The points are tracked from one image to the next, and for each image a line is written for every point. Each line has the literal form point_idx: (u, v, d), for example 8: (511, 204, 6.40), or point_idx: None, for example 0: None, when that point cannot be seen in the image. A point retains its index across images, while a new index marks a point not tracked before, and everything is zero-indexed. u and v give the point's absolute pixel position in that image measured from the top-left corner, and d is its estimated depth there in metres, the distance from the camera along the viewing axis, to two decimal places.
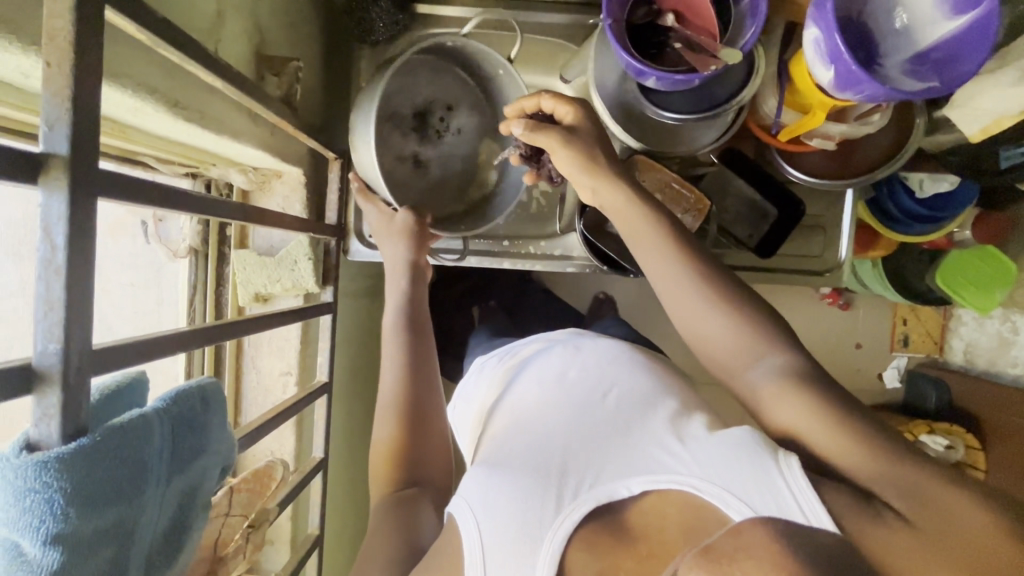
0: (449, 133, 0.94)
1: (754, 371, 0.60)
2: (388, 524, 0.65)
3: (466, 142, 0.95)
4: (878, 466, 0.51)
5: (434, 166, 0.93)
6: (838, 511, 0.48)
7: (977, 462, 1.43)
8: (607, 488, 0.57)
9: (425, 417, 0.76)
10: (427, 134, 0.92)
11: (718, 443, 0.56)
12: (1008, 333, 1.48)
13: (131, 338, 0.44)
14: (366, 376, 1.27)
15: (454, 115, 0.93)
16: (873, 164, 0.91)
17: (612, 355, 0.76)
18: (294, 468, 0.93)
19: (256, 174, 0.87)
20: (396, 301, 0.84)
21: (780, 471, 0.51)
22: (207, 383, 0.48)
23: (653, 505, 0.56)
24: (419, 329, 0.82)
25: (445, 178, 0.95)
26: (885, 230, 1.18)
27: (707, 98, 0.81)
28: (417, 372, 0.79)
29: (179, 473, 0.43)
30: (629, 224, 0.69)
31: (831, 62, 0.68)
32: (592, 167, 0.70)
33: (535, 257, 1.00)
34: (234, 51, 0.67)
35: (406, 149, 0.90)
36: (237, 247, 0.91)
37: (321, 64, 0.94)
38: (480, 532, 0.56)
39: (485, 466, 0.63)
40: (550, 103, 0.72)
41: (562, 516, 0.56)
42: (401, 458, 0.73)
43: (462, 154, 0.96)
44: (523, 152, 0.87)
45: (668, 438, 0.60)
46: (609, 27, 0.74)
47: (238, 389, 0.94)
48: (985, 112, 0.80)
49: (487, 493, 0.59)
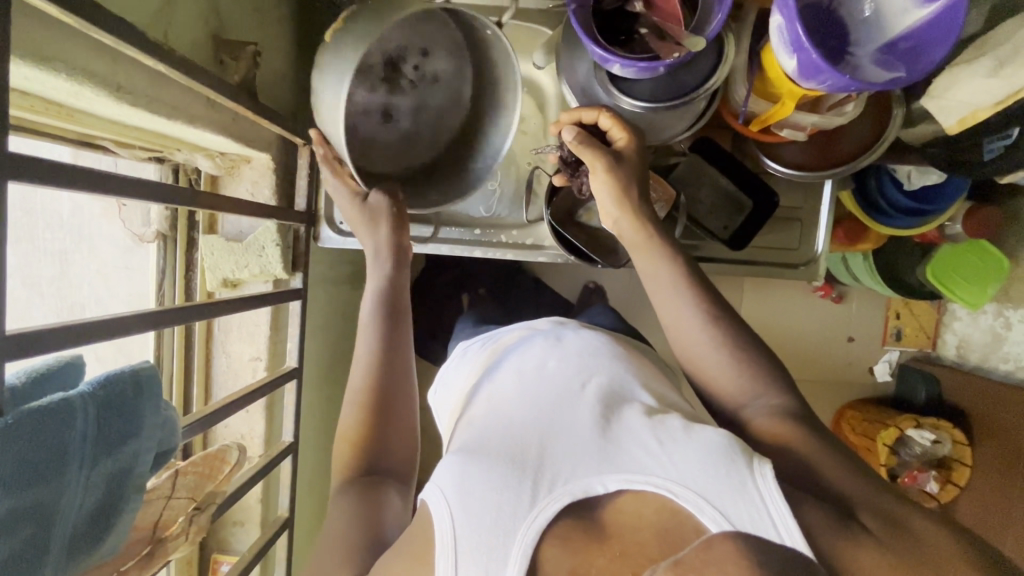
0: (422, 81, 0.86)
1: (751, 410, 0.66)
2: (354, 510, 0.65)
3: (441, 90, 0.87)
4: (854, 488, 0.56)
5: (405, 121, 0.87)
6: (811, 527, 0.51)
7: (964, 457, 1.44)
8: (582, 483, 0.58)
9: (396, 406, 0.74)
10: (395, 85, 0.84)
11: (696, 445, 0.58)
12: (1002, 328, 1.46)
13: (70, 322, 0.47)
14: (342, 360, 1.28)
15: (428, 61, 0.85)
16: (848, 155, 0.90)
17: (590, 349, 0.79)
18: (263, 452, 0.94)
19: (224, 159, 0.87)
20: (373, 289, 0.80)
21: (755, 483, 0.53)
22: (142, 369, 0.50)
23: (629, 505, 0.57)
24: (398, 306, 0.79)
25: (414, 139, 0.89)
26: (869, 220, 1.17)
27: (678, 86, 0.80)
28: (388, 351, 0.76)
29: (107, 458, 0.45)
30: (649, 260, 0.73)
31: (794, 51, 0.66)
32: (623, 202, 0.73)
33: (507, 246, 1.00)
34: (188, 35, 0.66)
35: (371, 103, 0.84)
36: (205, 232, 0.91)
37: (292, 48, 0.93)
38: (453, 522, 0.57)
39: (462, 453, 0.64)
40: (609, 123, 0.76)
41: (536, 510, 0.57)
42: (364, 457, 0.71)
43: (436, 104, 0.88)
44: (564, 156, 0.83)
45: (645, 436, 0.61)
46: (574, 20, 0.73)
47: (208, 372, 0.95)
48: (962, 104, 0.77)
49: (461, 483, 0.59)
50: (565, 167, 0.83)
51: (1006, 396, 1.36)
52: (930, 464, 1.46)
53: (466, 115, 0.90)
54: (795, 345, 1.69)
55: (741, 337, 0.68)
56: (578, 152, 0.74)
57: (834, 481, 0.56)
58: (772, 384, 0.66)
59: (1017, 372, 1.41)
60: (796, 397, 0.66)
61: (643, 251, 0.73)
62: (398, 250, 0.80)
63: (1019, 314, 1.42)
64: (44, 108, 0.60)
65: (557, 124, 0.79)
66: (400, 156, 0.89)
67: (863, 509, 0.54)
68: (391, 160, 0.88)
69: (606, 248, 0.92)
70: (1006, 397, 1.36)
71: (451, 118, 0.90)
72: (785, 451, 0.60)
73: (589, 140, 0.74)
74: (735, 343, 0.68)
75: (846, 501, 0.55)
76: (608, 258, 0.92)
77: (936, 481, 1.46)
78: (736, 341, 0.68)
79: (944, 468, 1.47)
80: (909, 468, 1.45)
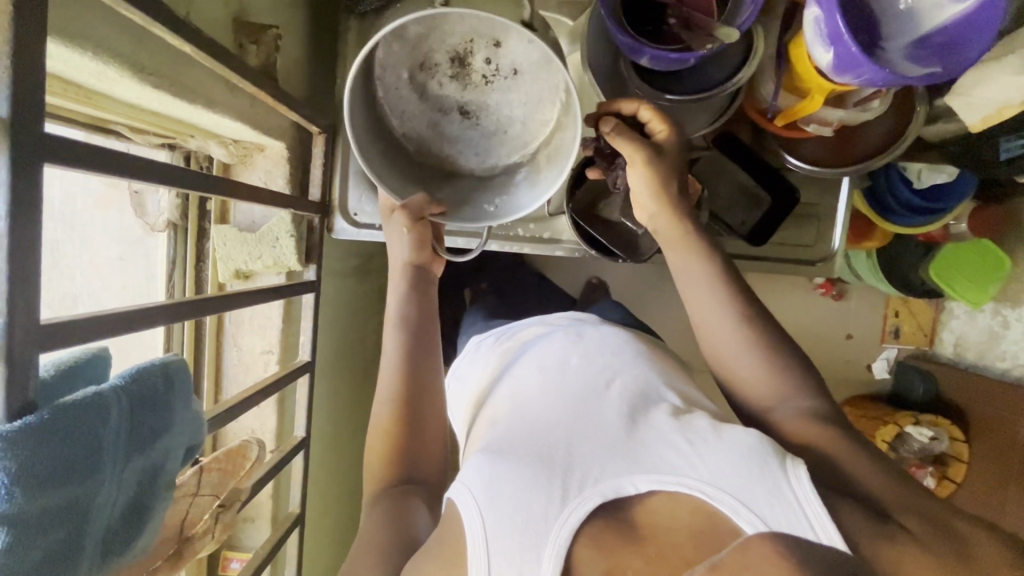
0: (502, 73, 0.77)
1: (777, 409, 0.65)
2: (384, 517, 0.65)
3: (524, 81, 0.77)
4: (888, 491, 0.56)
5: (487, 120, 0.81)
6: (850, 532, 0.51)
7: (960, 454, 1.45)
8: (613, 483, 0.57)
9: (424, 411, 0.74)
10: (468, 81, 0.79)
11: (728, 446, 0.57)
12: (999, 327, 1.47)
13: (95, 314, 0.45)
14: (346, 353, 1.27)
15: (502, 51, 0.76)
16: (866, 154, 0.89)
17: (612, 346, 0.78)
18: (274, 447, 0.93)
19: (237, 147, 0.85)
20: (395, 295, 0.78)
21: (790, 484, 0.53)
22: (170, 363, 0.49)
23: (662, 506, 0.56)
24: (424, 308, 0.78)
25: (499, 133, 0.82)
26: (879, 221, 1.18)
27: (703, 79, 0.80)
28: (417, 351, 0.76)
29: (138, 454, 0.45)
30: (683, 257, 0.72)
31: (830, 44, 0.66)
32: (662, 197, 0.72)
33: (524, 239, 0.98)
34: (209, 17, 0.64)
35: (446, 101, 0.80)
36: (217, 222, 0.89)
37: (308, 35, 0.91)
38: (483, 522, 0.55)
39: (488, 452, 0.63)
40: (649, 116, 0.73)
41: (567, 511, 0.55)
42: (397, 463, 0.71)
43: (523, 96, 0.79)
44: (601, 147, 0.81)
45: (676, 437, 0.60)
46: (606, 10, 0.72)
47: (218, 366, 0.93)
48: (987, 101, 0.78)
49: (490, 482, 0.58)
50: (602, 158, 0.81)
51: (1004, 393, 1.38)
52: (928, 460, 1.48)
53: (556, 108, 0.78)
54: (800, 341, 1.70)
55: (767, 333, 0.68)
56: (615, 144, 0.73)
57: (868, 482, 0.56)
58: (795, 380, 0.66)
59: (1014, 370, 1.43)
60: (821, 394, 0.66)
61: (675, 247, 0.73)
62: (413, 267, 0.79)
63: (1016, 313, 1.43)
64: (63, 89, 0.58)
65: (592, 114, 0.76)
66: (480, 155, 0.84)
67: (899, 511, 0.54)
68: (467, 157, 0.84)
69: (627, 243, 0.92)
70: (1004, 395, 1.37)
71: (532, 113, 0.80)
72: (815, 449, 0.60)
73: (627, 131, 0.72)
74: (762, 340, 0.67)
75: (882, 505, 0.54)
76: (630, 251, 0.91)
77: (932, 476, 1.48)
78: (763, 337, 0.67)
79: (941, 465, 1.49)
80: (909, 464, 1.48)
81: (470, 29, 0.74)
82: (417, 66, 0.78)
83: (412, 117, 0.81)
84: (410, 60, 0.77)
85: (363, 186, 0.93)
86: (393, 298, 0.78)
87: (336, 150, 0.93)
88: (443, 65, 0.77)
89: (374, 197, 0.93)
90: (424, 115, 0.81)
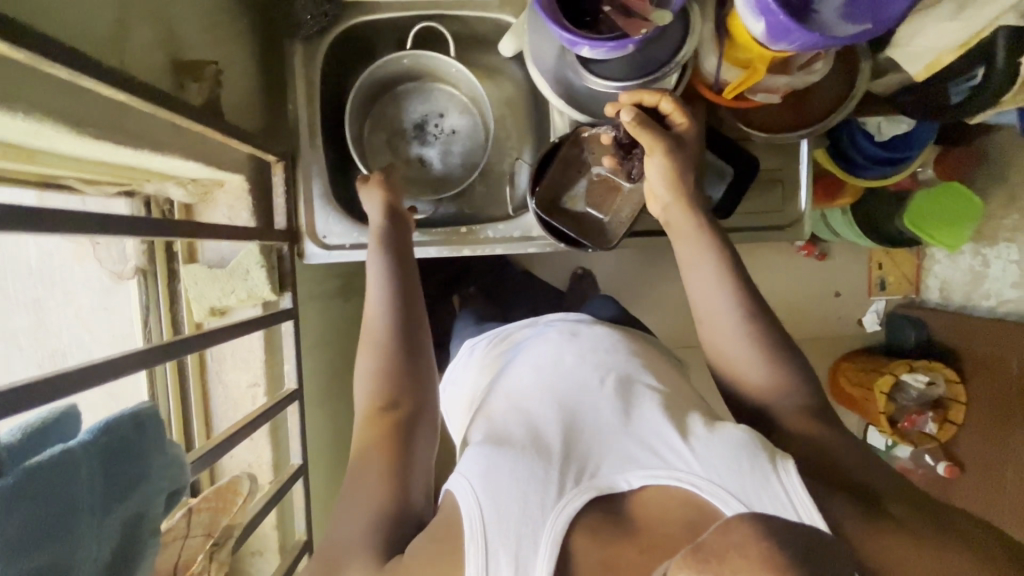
0: (445, 134, 1.10)
1: (752, 375, 0.68)
2: (381, 468, 0.64)
3: (461, 137, 1.10)
4: (877, 481, 0.58)
5: (437, 165, 1.10)
6: (844, 528, 0.52)
7: (958, 395, 1.48)
8: (607, 479, 0.58)
9: (415, 354, 0.74)
10: (425, 139, 1.10)
11: (719, 441, 0.58)
12: (980, 266, 1.51)
13: (48, 373, 0.47)
14: (336, 374, 1.27)
15: (445, 118, 1.10)
16: (820, 116, 0.91)
17: (606, 344, 0.79)
18: (271, 479, 0.92)
19: (196, 186, 0.86)
20: (375, 248, 0.81)
21: (779, 477, 0.53)
22: (142, 411, 0.52)
23: (653, 498, 0.57)
24: (409, 289, 0.78)
25: (444, 174, 1.10)
26: (847, 176, 1.20)
27: (647, 62, 0.80)
28: (403, 300, 0.76)
29: (117, 505, 0.48)
30: (690, 249, 0.73)
31: (762, 13, 0.67)
32: (677, 186, 0.74)
33: (495, 241, 0.99)
34: (147, 62, 0.65)
35: (409, 154, 1.10)
36: (185, 263, 0.88)
37: (257, 66, 0.92)
38: (481, 511, 0.55)
39: (484, 445, 0.63)
40: (670, 106, 0.76)
41: (562, 502, 0.56)
42: (393, 396, 0.70)
43: (461, 149, 1.10)
44: (620, 138, 0.85)
45: (669, 432, 0.61)
46: (543, 9, 0.73)
47: (206, 405, 0.92)
48: (927, 49, 0.79)
49: (488, 476, 0.58)
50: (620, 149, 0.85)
51: (1002, 331, 1.39)
52: (927, 405, 1.50)
53: (485, 149, 1.09)
54: (792, 307, 1.71)
55: (743, 300, 0.70)
56: (634, 133, 0.75)
57: (854, 470, 0.58)
58: (774, 344, 0.68)
59: (1001, 307, 1.46)
60: (796, 355, 0.69)
61: (686, 240, 0.74)
62: (394, 219, 0.84)
63: (996, 251, 1.48)
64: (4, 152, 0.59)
65: (614, 103, 0.78)
66: (431, 187, 1.10)
67: (890, 502, 0.56)
68: (425, 188, 1.10)
69: (595, 231, 0.91)
70: (1002, 332, 1.39)
71: (468, 156, 1.10)
72: (806, 439, 0.62)
73: (648, 121, 0.74)
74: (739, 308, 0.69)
75: (873, 493, 0.56)
76: (597, 239, 0.90)
77: (934, 422, 1.50)
78: (747, 302, 0.70)
79: (940, 407, 1.50)
80: (908, 412, 1.50)
81: (425, 107, 1.10)
82: (389, 131, 1.10)
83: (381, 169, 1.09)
84: (386, 127, 1.09)
85: (329, 208, 0.94)
86: (374, 255, 0.80)
87: (298, 176, 0.94)
88: (409, 133, 1.10)
89: (340, 217, 0.94)
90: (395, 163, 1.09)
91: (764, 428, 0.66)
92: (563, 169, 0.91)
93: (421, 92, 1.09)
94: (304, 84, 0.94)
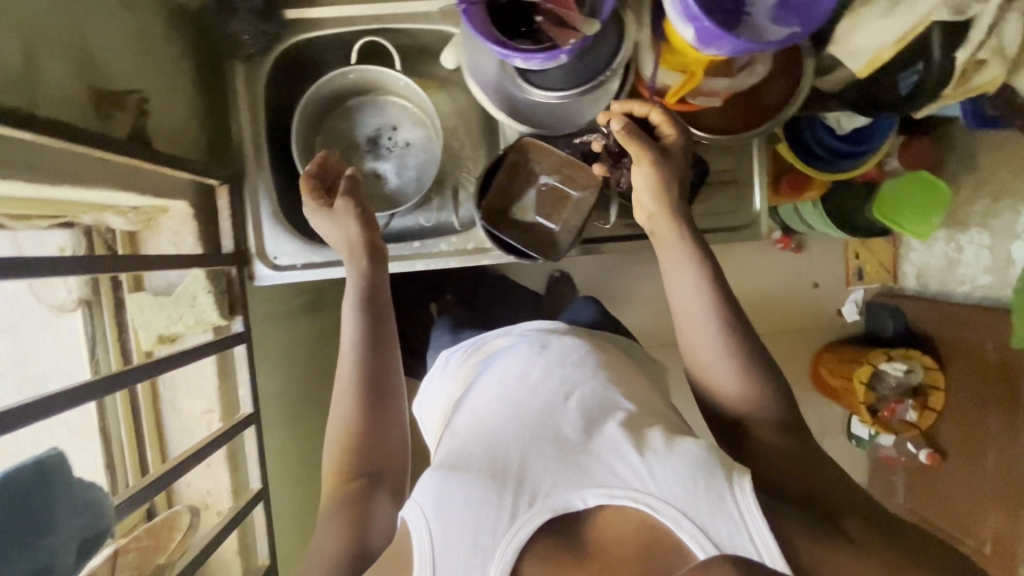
0: (399, 147, 1.08)
1: (717, 375, 0.69)
2: (343, 518, 0.67)
3: (415, 150, 1.08)
4: (844, 491, 0.61)
5: (392, 179, 1.08)
6: (797, 541, 0.54)
7: (936, 382, 1.47)
8: (562, 498, 0.58)
9: (382, 390, 0.75)
10: (379, 153, 1.08)
11: (676, 458, 0.58)
12: (954, 252, 1.49)
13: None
14: (304, 391, 1.26)
15: (399, 131, 1.08)
16: (770, 113, 0.90)
17: (576, 357, 0.75)
18: (230, 505, 0.92)
19: (138, 214, 0.84)
20: (352, 278, 0.80)
21: (733, 495, 0.54)
22: (46, 459, 0.58)
23: (610, 518, 0.57)
24: (378, 317, 0.78)
25: (398, 188, 1.08)
26: (811, 169, 1.21)
27: (585, 70, 0.80)
28: (371, 332, 0.77)
29: (20, 551, 0.54)
30: (673, 257, 0.73)
31: (690, 21, 0.67)
32: (662, 197, 0.73)
33: (449, 254, 0.98)
34: (61, 97, 0.64)
35: (364, 169, 1.09)
36: (132, 291, 0.87)
37: (198, 89, 0.91)
38: (433, 542, 0.56)
39: (441, 470, 0.62)
40: (660, 117, 0.75)
41: (515, 527, 0.56)
42: (357, 462, 0.71)
43: (416, 162, 1.08)
44: (611, 146, 0.84)
45: (627, 448, 0.60)
46: (473, 28, 0.72)
47: (160, 434, 0.91)
48: (865, 48, 0.79)
49: (444, 502, 0.58)
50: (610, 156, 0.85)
51: (975, 317, 1.37)
52: (906, 394, 1.48)
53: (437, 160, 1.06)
54: (770, 301, 1.72)
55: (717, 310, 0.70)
56: (623, 141, 0.74)
57: (820, 490, 0.61)
58: (748, 348, 0.69)
59: (975, 292, 1.44)
60: (768, 360, 0.69)
61: (669, 248, 0.74)
62: (369, 245, 0.80)
63: (968, 237, 1.45)
64: None
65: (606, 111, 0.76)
66: (386, 202, 1.08)
67: (848, 519, 0.58)
68: (381, 203, 1.07)
69: (544, 242, 0.91)
70: (975, 318, 1.37)
71: (422, 169, 1.07)
72: (781, 450, 0.64)
73: (637, 130, 0.73)
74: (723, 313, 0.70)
75: (832, 509, 0.59)
76: (546, 250, 0.90)
77: (914, 410, 1.48)
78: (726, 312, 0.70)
79: (920, 395, 1.49)
80: (887, 401, 1.49)
81: (378, 120, 1.08)
82: (344, 145, 1.09)
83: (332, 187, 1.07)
84: (340, 142, 1.08)
85: (280, 229, 0.94)
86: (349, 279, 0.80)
87: (245, 198, 0.93)
88: (363, 146, 1.08)
89: (291, 238, 0.94)
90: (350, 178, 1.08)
91: (742, 436, 0.67)
92: (511, 178, 0.90)
93: (373, 106, 1.07)
94: (247, 104, 0.93)
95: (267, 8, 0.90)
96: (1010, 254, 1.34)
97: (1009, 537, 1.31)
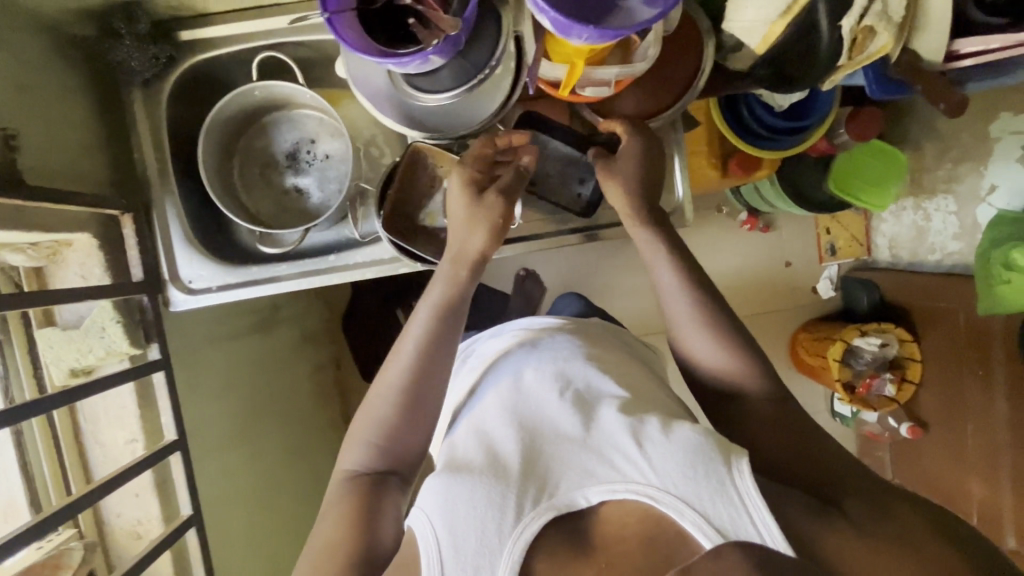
0: (319, 160, 1.06)
1: (704, 356, 0.77)
2: (349, 513, 0.69)
3: (335, 162, 1.05)
4: (844, 471, 0.67)
5: (314, 192, 1.06)
6: (795, 522, 0.59)
7: (913, 354, 1.43)
8: (567, 497, 0.62)
9: (427, 393, 0.75)
10: (299, 167, 1.06)
11: (674, 446, 0.62)
12: (923, 220, 1.44)
13: None
14: (255, 412, 1.25)
15: (318, 144, 1.05)
16: (680, 93, 0.88)
17: (568, 351, 0.81)
18: (161, 532, 0.91)
19: (38, 249, 0.84)
20: (443, 282, 0.79)
21: (734, 481, 0.59)
22: None
23: (613, 511, 0.61)
24: (451, 324, 0.78)
25: (320, 202, 1.05)
26: (747, 145, 1.18)
27: (467, 68, 0.78)
28: (444, 338, 0.77)
29: None
30: (650, 253, 0.82)
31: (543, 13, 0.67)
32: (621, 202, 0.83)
33: (365, 265, 0.96)
34: None
35: (285, 184, 1.06)
36: (41, 326, 0.88)
37: (97, 119, 0.91)
38: (439, 548, 0.61)
39: (444, 477, 0.67)
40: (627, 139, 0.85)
41: (521, 527, 0.61)
42: (378, 459, 0.73)
43: (337, 174, 1.05)
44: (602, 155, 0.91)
45: (627, 443, 0.64)
46: (342, 38, 0.68)
47: (85, 466, 0.91)
48: (755, 23, 0.77)
49: (449, 508, 0.62)
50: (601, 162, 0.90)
51: (948, 286, 1.34)
52: (883, 368, 1.44)
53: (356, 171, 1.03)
54: (740, 285, 1.68)
55: (706, 292, 0.79)
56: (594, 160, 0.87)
57: (806, 472, 0.67)
58: (723, 340, 0.76)
59: (947, 260, 1.39)
60: (746, 358, 0.76)
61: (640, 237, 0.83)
62: (480, 257, 0.80)
63: (934, 204, 1.40)
64: None
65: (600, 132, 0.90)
66: (308, 217, 1.05)
67: (846, 499, 0.64)
68: (303, 219, 1.05)
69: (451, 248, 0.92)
70: (948, 287, 1.34)
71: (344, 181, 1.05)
72: (773, 430, 0.71)
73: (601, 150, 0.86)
74: (700, 318, 0.78)
75: (833, 491, 0.65)
76: None
77: (892, 384, 1.44)
78: (688, 305, 0.78)
79: (898, 368, 1.45)
80: (863, 377, 1.45)
81: (297, 134, 1.06)
82: (263, 161, 1.06)
83: (243, 204, 1.04)
84: (258, 157, 1.06)
85: (193, 250, 0.94)
86: (438, 280, 0.80)
87: (154, 224, 0.93)
88: (283, 161, 1.07)
89: (203, 260, 0.94)
90: (270, 195, 1.06)
91: (737, 408, 0.74)
92: (411, 183, 0.90)
93: (289, 119, 1.05)
94: (149, 130, 0.93)
95: (158, 31, 0.90)
96: (975, 219, 1.29)
97: (994, 507, 1.27)
